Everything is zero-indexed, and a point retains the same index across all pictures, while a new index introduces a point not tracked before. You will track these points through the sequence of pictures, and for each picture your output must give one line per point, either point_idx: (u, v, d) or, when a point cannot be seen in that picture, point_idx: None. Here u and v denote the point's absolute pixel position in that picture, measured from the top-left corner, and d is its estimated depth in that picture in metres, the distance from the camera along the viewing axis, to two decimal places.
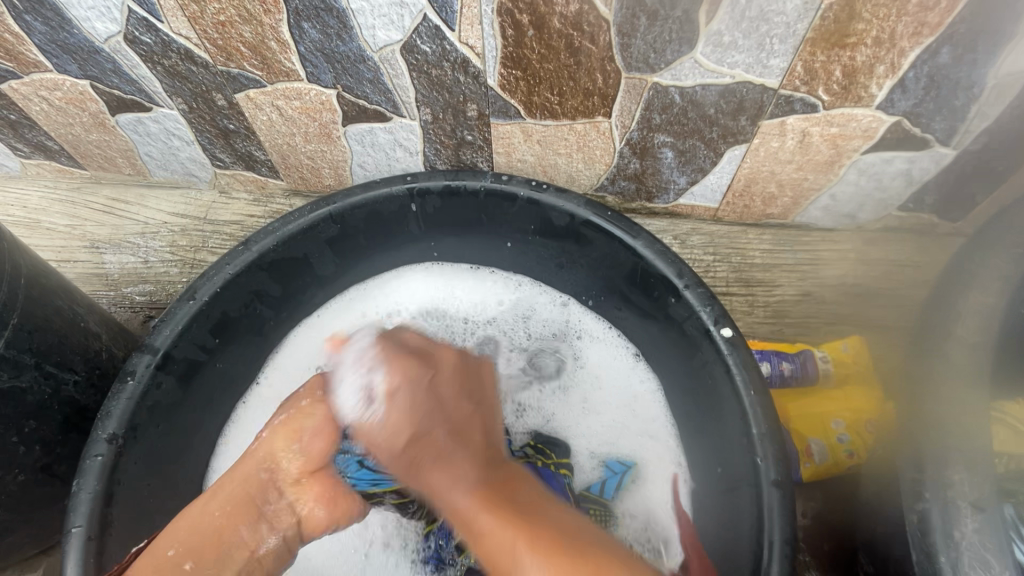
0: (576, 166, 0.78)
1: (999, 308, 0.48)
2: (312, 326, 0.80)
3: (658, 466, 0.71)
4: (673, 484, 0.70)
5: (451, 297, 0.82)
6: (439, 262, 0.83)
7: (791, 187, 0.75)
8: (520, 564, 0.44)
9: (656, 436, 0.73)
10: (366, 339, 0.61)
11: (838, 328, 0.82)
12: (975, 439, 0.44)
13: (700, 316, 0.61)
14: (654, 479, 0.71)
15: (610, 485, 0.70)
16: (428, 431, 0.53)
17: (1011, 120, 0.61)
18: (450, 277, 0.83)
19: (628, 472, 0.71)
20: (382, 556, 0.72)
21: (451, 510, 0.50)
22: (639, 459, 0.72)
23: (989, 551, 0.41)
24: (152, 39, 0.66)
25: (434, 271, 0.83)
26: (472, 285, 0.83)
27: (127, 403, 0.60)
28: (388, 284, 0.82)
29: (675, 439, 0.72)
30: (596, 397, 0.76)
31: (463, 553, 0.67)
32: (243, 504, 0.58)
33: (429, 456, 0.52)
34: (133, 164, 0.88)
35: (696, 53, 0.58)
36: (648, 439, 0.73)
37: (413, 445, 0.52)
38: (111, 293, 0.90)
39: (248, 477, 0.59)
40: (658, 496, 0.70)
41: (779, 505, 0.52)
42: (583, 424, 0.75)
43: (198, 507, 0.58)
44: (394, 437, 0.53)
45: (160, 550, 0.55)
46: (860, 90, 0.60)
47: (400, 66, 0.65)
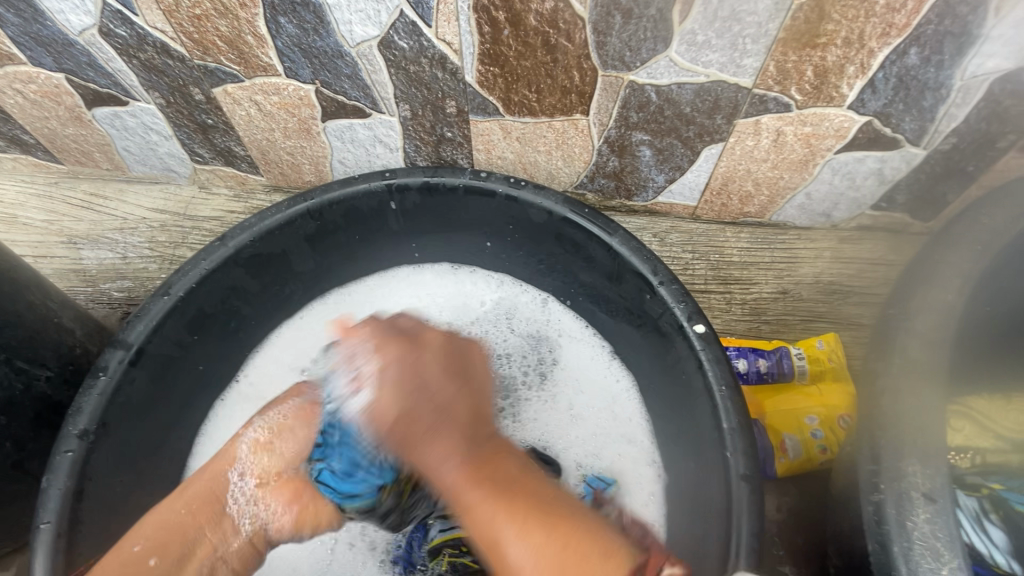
0: (556, 164, 0.78)
1: (958, 306, 0.49)
2: (294, 328, 0.80)
3: (634, 470, 0.71)
4: (651, 487, 0.69)
5: (433, 298, 0.82)
6: (421, 263, 0.83)
7: (767, 186, 0.76)
8: (505, 539, 0.48)
9: (633, 435, 0.73)
10: (364, 323, 0.58)
11: (815, 324, 0.83)
12: (931, 433, 0.44)
13: (674, 311, 0.61)
14: (635, 483, 0.70)
15: None
16: (418, 408, 0.52)
17: (978, 120, 0.62)
18: (433, 278, 0.83)
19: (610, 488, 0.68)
20: (348, 556, 0.71)
21: (443, 484, 0.51)
22: (618, 461, 0.71)
23: (940, 542, 0.41)
24: (127, 33, 0.65)
25: (419, 274, 0.83)
26: (455, 286, 0.83)
27: (99, 398, 0.60)
28: (373, 287, 0.83)
29: (651, 438, 0.72)
30: (580, 403, 0.76)
31: (434, 560, 0.68)
32: (209, 503, 0.61)
33: (422, 430, 0.51)
34: (111, 158, 0.88)
35: (671, 52, 0.59)
36: (625, 444, 0.72)
37: (402, 421, 0.52)
38: (88, 289, 0.89)
39: (215, 475, 0.62)
40: (639, 500, 0.68)
41: (747, 499, 0.53)
42: (569, 436, 0.74)
43: (160, 506, 0.60)
44: (384, 413, 0.52)
45: (124, 545, 0.56)
46: (832, 90, 0.61)
47: (378, 62, 0.65)
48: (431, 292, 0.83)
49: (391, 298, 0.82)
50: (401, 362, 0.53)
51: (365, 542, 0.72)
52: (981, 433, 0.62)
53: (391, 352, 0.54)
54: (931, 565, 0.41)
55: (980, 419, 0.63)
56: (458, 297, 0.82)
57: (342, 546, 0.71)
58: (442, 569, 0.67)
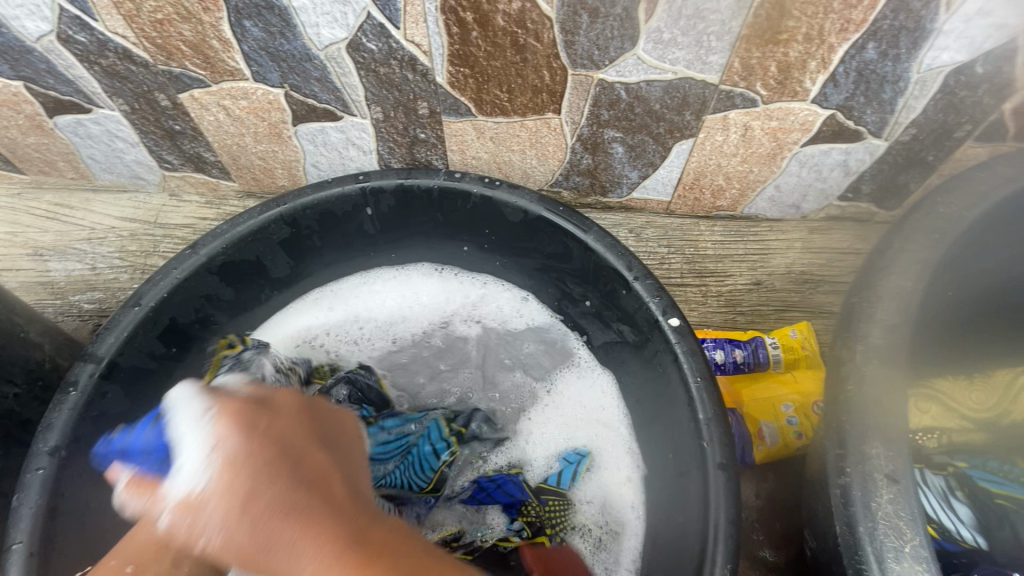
0: (530, 163, 0.79)
1: (916, 290, 0.50)
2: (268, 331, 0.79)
3: (613, 451, 0.72)
4: (628, 472, 0.70)
5: (417, 300, 0.82)
6: (402, 264, 0.83)
7: (737, 179, 0.77)
8: None
9: (609, 423, 0.74)
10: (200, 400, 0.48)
11: (789, 314, 0.85)
12: (892, 416, 0.46)
13: (649, 306, 0.62)
14: (608, 465, 0.71)
15: (565, 474, 0.71)
16: (262, 485, 0.41)
17: (935, 112, 0.64)
18: (418, 280, 0.83)
19: (582, 461, 0.72)
20: None
21: None
22: (593, 447, 0.73)
23: (903, 520, 0.43)
24: (87, 39, 0.64)
25: (403, 278, 0.83)
26: (440, 289, 0.83)
27: (69, 414, 0.58)
28: (354, 282, 0.82)
29: (626, 424, 0.73)
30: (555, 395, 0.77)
31: None
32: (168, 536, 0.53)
33: (270, 515, 0.39)
34: (76, 167, 0.85)
35: (638, 50, 0.60)
36: (600, 427, 0.74)
37: (249, 497, 0.40)
38: (57, 302, 0.86)
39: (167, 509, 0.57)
40: (613, 481, 0.70)
41: (724, 487, 0.53)
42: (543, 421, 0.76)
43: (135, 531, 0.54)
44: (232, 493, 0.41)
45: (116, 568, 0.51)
46: (795, 85, 0.62)
47: (347, 64, 0.64)
48: (415, 292, 0.83)
49: (375, 298, 0.82)
50: (248, 432, 0.44)
51: None
52: (948, 414, 0.65)
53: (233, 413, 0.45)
54: (894, 543, 0.42)
55: (945, 400, 0.66)
56: (441, 298, 0.82)
57: None
58: None
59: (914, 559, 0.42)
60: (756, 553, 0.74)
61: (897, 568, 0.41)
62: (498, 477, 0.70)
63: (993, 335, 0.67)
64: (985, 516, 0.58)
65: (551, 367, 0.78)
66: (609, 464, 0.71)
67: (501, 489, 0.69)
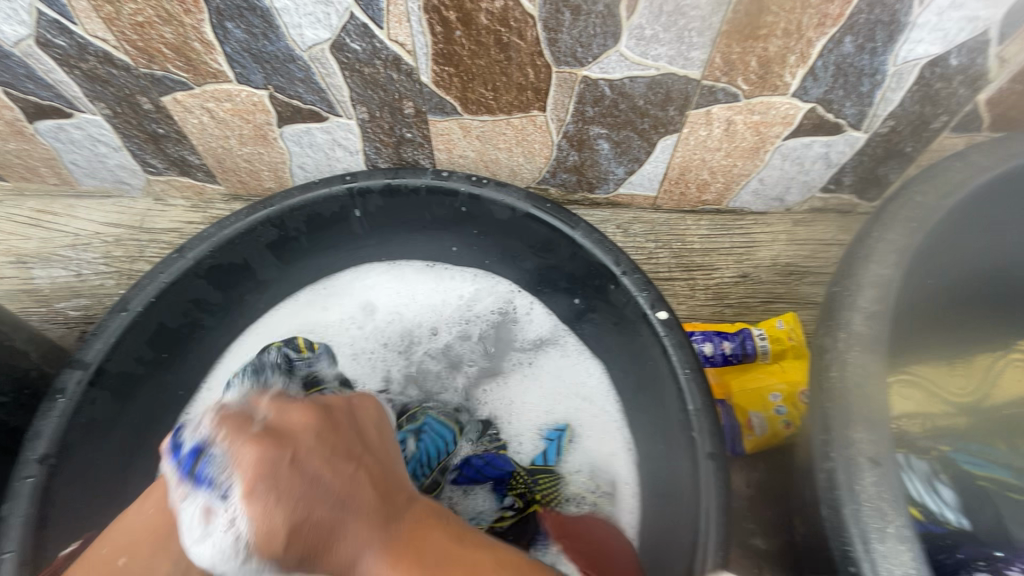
0: (517, 160, 0.79)
1: (895, 278, 0.50)
2: (255, 336, 0.78)
3: (596, 424, 0.74)
4: (613, 445, 0.72)
5: (411, 298, 0.82)
6: (394, 263, 0.83)
7: (722, 173, 0.78)
8: None
9: (590, 397, 0.75)
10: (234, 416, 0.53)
11: (775, 305, 0.86)
12: (876, 402, 0.45)
13: (638, 300, 0.63)
14: (589, 434, 0.73)
15: (551, 451, 0.73)
16: (300, 511, 0.44)
17: (913, 104, 0.66)
18: (411, 277, 0.83)
19: (563, 434, 0.74)
20: None
21: None
22: (573, 421, 0.74)
23: (886, 501, 0.42)
24: (66, 43, 0.63)
25: (395, 275, 0.83)
26: (432, 286, 0.83)
27: (58, 420, 0.58)
28: (347, 282, 0.82)
29: (609, 402, 0.74)
30: (533, 371, 0.78)
31: None
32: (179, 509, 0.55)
33: (318, 539, 0.45)
34: (58, 173, 0.84)
35: (621, 47, 0.60)
36: (583, 401, 0.75)
37: (292, 536, 0.44)
38: (42, 309, 0.85)
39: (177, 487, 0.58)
40: (597, 451, 0.72)
41: (714, 475, 0.54)
42: (523, 399, 0.77)
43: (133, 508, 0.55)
44: (268, 535, 0.44)
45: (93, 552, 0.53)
46: (776, 79, 0.63)
47: (331, 65, 0.64)
48: (407, 289, 0.83)
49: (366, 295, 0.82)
50: (266, 465, 0.46)
51: None
52: (931, 400, 0.66)
53: (250, 451, 0.46)
54: (879, 524, 0.41)
55: (930, 386, 0.67)
56: (433, 295, 0.82)
57: None
58: None
59: (898, 539, 0.41)
60: (749, 541, 0.75)
61: (881, 549, 0.40)
62: (487, 455, 0.71)
63: (968, 323, 0.68)
64: (968, 495, 0.60)
65: (540, 356, 0.79)
66: (595, 435, 0.73)
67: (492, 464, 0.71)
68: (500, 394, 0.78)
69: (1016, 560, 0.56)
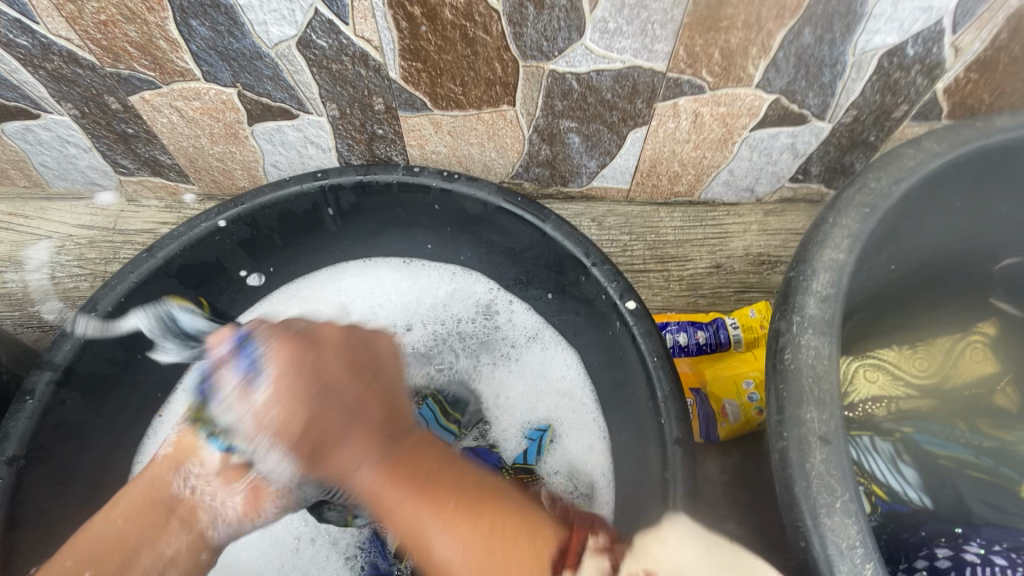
0: (490, 156, 0.80)
1: (849, 262, 0.50)
2: None
3: (575, 421, 0.74)
4: (590, 440, 0.72)
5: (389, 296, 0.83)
6: (372, 255, 0.82)
7: (692, 165, 0.79)
8: (428, 531, 0.45)
9: (570, 394, 0.76)
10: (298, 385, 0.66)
11: (748, 294, 0.89)
12: (830, 382, 0.46)
13: (607, 291, 0.64)
14: (570, 434, 0.74)
15: (532, 450, 0.73)
16: (317, 412, 0.47)
17: (874, 93, 0.67)
18: (388, 277, 0.83)
19: (545, 434, 0.74)
20: (312, 555, 0.74)
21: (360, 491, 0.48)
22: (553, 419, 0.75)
23: (834, 478, 0.42)
24: (30, 42, 0.63)
25: (371, 274, 0.83)
26: (410, 283, 0.83)
27: (26, 422, 0.57)
28: (323, 284, 0.82)
29: (588, 397, 0.75)
30: (519, 371, 0.79)
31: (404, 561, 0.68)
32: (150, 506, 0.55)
33: (322, 440, 0.47)
34: (27, 175, 0.84)
35: (585, 40, 0.61)
36: (562, 397, 0.76)
37: (306, 434, 0.47)
38: (15, 313, 0.85)
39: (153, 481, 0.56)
40: (577, 450, 0.72)
41: (681, 460, 0.55)
42: (507, 396, 0.78)
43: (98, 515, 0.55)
44: (275, 422, 0.47)
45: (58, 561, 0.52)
46: (739, 71, 0.64)
47: (299, 61, 0.64)
48: (385, 288, 0.83)
49: (343, 295, 0.82)
50: (298, 363, 0.48)
51: (328, 539, 0.74)
52: (894, 383, 0.69)
53: (285, 348, 0.49)
54: (827, 499, 0.42)
55: (893, 370, 0.70)
56: (411, 294, 0.83)
57: (304, 544, 0.74)
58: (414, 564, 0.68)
59: (845, 514, 0.42)
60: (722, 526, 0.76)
61: (829, 523, 0.41)
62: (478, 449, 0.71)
63: (928, 308, 0.70)
64: (928, 474, 0.63)
65: (519, 351, 0.80)
66: (575, 432, 0.74)
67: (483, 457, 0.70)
68: (484, 391, 0.79)
69: (974, 536, 0.58)
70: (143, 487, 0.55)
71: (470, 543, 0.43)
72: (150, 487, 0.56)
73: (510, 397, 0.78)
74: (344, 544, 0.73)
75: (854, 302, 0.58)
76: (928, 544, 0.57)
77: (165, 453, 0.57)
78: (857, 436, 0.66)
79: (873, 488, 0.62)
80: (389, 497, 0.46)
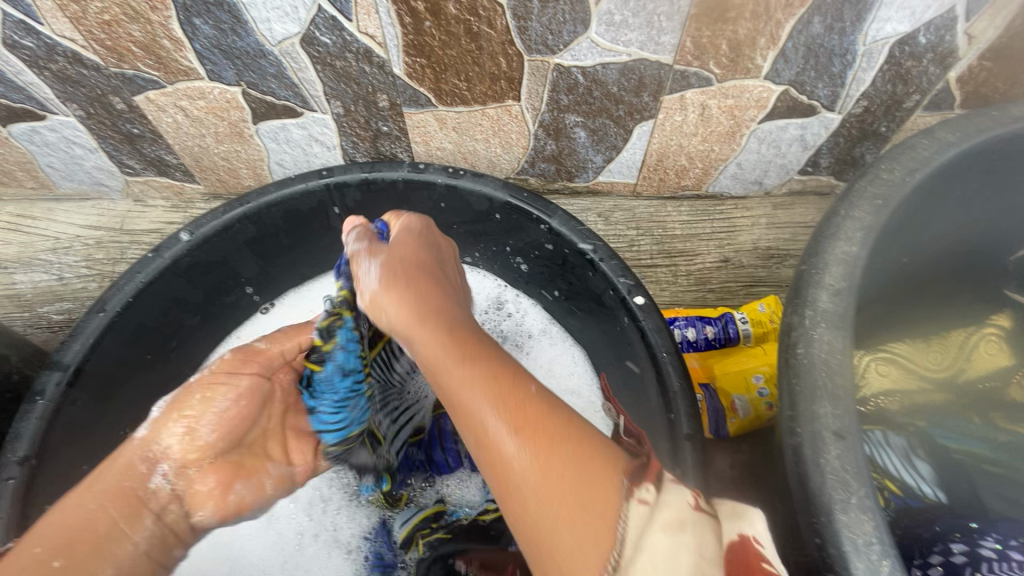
0: (495, 151, 0.79)
1: (861, 255, 0.50)
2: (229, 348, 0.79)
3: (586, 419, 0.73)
4: None
5: None
6: None
7: (700, 159, 0.78)
8: (496, 423, 0.43)
9: (578, 392, 0.75)
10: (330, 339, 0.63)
11: (757, 289, 0.86)
12: (843, 376, 0.45)
13: (615, 286, 0.63)
14: None
15: None
16: (428, 259, 0.59)
17: (884, 83, 0.66)
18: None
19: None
20: (315, 551, 0.74)
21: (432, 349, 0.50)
22: None
23: (848, 474, 0.42)
24: (34, 43, 0.63)
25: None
26: None
27: (38, 423, 0.57)
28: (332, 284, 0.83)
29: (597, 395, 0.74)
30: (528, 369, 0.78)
31: (411, 549, 0.72)
32: (126, 495, 0.51)
33: (424, 282, 0.55)
34: (34, 176, 0.84)
35: (591, 33, 0.60)
36: (571, 395, 0.75)
37: (411, 266, 0.57)
38: (25, 314, 0.84)
39: (126, 467, 0.53)
40: None
41: (692, 456, 0.54)
42: None
43: (68, 496, 0.49)
44: (400, 250, 0.58)
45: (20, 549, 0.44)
46: (747, 62, 0.63)
47: (302, 59, 0.64)
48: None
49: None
50: (425, 227, 0.63)
51: (330, 533, 0.74)
52: (907, 377, 0.68)
53: (419, 217, 0.63)
54: (841, 495, 0.41)
55: (906, 363, 0.69)
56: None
57: (308, 538, 0.74)
58: (420, 553, 0.70)
59: (861, 509, 0.41)
60: None
61: (844, 519, 0.41)
62: None
63: (940, 301, 0.69)
64: (943, 468, 0.63)
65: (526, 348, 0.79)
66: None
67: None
68: None
69: (989, 530, 0.57)
70: (117, 475, 0.52)
71: (540, 439, 0.42)
72: (125, 476, 0.52)
73: None
74: (346, 538, 0.74)
75: (867, 295, 0.57)
76: (944, 539, 0.56)
77: (134, 442, 0.55)
78: (871, 431, 0.64)
79: (887, 484, 0.60)
80: (467, 382, 0.46)
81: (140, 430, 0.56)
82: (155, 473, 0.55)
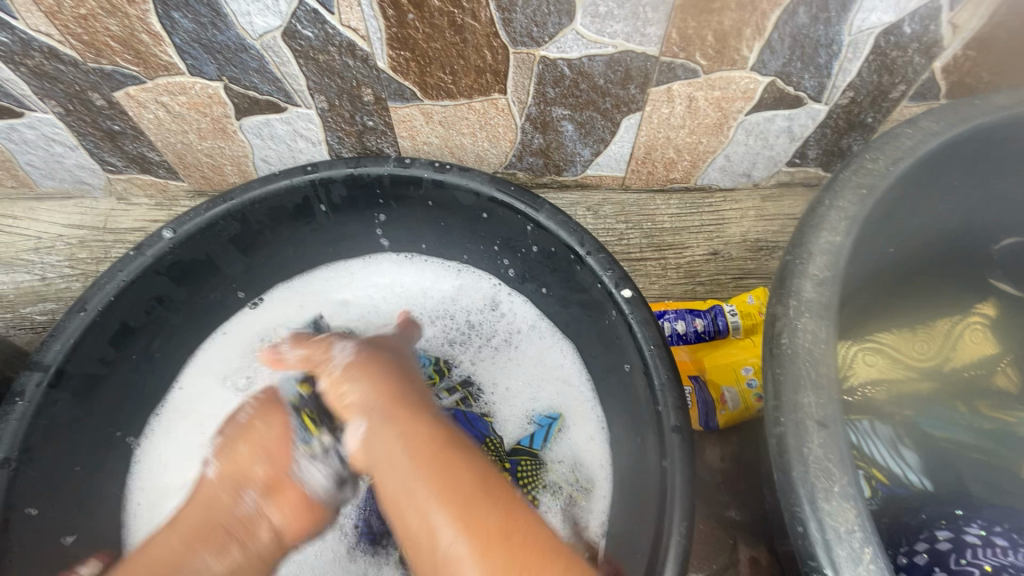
0: (482, 146, 0.79)
1: (846, 246, 0.50)
2: (218, 344, 0.78)
3: (578, 413, 0.74)
4: (591, 431, 0.72)
5: (393, 292, 0.83)
6: (376, 254, 0.83)
7: (688, 151, 0.78)
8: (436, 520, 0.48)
9: (571, 388, 0.75)
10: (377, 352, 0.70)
11: (745, 281, 0.87)
12: (827, 366, 0.45)
13: (602, 280, 0.63)
14: (576, 431, 0.73)
15: (538, 436, 0.73)
16: (393, 372, 0.62)
17: (871, 74, 0.66)
18: (392, 269, 0.83)
19: (554, 422, 0.74)
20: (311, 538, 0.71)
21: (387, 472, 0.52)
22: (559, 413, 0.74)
23: (831, 462, 0.42)
24: (9, 38, 0.62)
25: (376, 267, 0.83)
26: (413, 278, 0.83)
27: (19, 423, 0.57)
28: (327, 278, 0.83)
29: (589, 392, 0.74)
30: (523, 364, 0.79)
31: None
32: (208, 528, 0.57)
33: (386, 396, 0.58)
34: (14, 174, 0.82)
35: (576, 25, 0.60)
36: (564, 391, 0.75)
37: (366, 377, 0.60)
38: (7, 315, 0.83)
39: (207, 505, 0.59)
40: (581, 445, 0.72)
41: (680, 448, 0.54)
42: (509, 388, 0.78)
43: (156, 540, 0.56)
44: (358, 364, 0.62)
45: None
46: (733, 53, 0.63)
47: (284, 53, 0.63)
48: (393, 282, 0.83)
49: (350, 289, 0.82)
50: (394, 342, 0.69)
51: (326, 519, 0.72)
52: (894, 366, 0.69)
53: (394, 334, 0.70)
54: (825, 484, 0.42)
55: (894, 353, 0.69)
56: (417, 289, 0.83)
57: None
58: None
59: (843, 498, 0.41)
60: (723, 513, 0.77)
61: (827, 508, 0.41)
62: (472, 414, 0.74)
63: (925, 290, 0.70)
64: (927, 456, 0.63)
65: (518, 344, 0.79)
66: (577, 421, 0.73)
67: (472, 424, 0.72)
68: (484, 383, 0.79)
69: (974, 517, 0.58)
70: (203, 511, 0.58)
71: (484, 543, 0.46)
72: (209, 511, 0.58)
73: (506, 384, 0.78)
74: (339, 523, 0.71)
75: (853, 284, 0.58)
76: (930, 526, 0.57)
77: (209, 481, 0.61)
78: (857, 420, 0.64)
79: (874, 472, 0.61)
80: (407, 479, 0.51)
81: (209, 472, 0.61)
82: (240, 499, 0.59)
